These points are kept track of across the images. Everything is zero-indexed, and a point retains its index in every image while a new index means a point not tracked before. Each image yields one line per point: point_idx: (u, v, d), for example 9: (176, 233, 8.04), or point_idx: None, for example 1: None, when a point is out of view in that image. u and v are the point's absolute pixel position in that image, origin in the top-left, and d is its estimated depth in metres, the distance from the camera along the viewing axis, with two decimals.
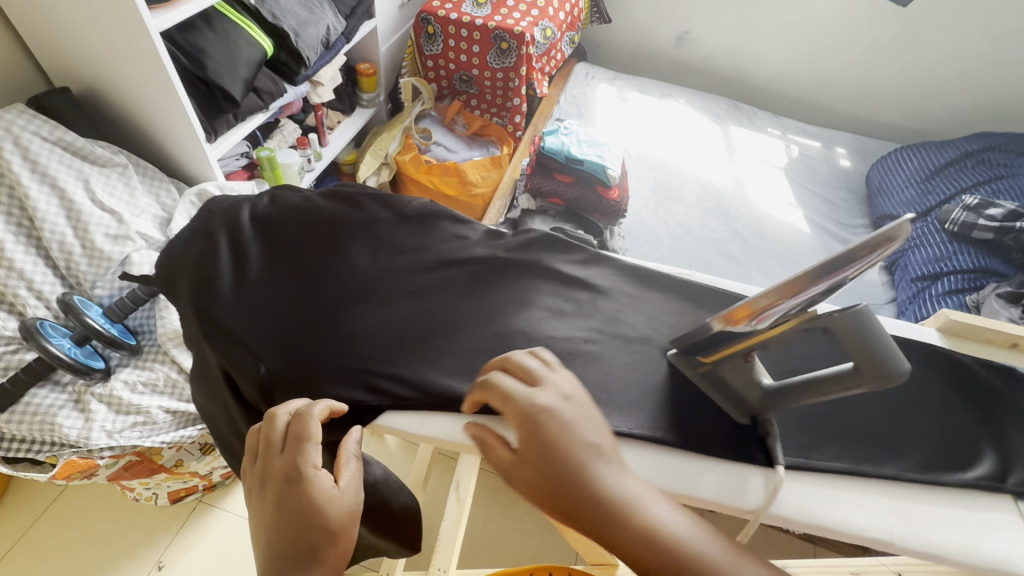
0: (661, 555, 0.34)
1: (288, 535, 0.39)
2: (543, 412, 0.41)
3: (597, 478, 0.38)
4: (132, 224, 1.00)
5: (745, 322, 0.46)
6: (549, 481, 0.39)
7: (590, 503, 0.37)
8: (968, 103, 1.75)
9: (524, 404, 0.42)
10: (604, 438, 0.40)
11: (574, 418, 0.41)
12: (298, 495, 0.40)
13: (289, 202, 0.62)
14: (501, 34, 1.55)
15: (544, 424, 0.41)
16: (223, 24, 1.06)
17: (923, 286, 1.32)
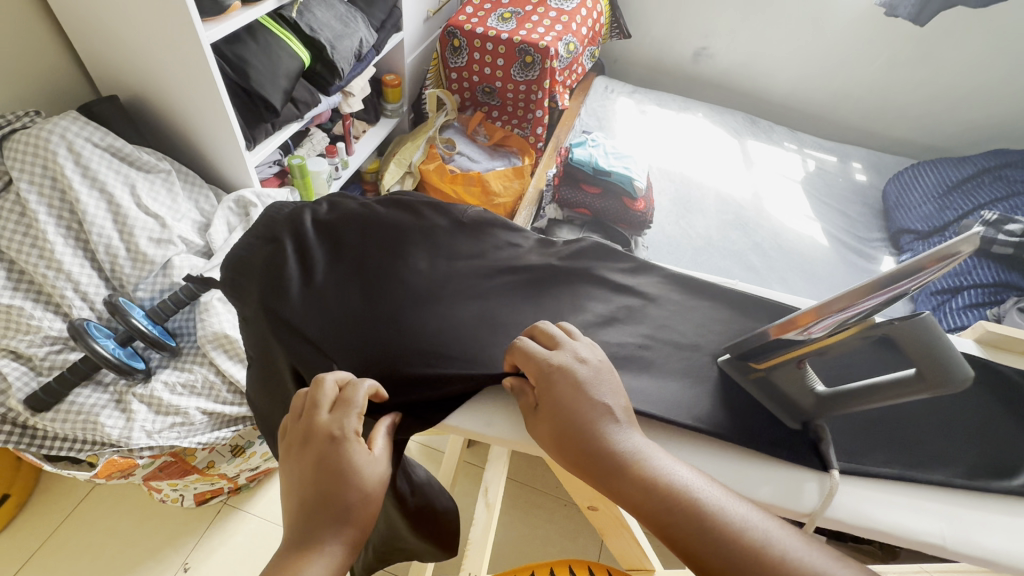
0: (657, 501, 0.41)
1: (323, 491, 0.41)
2: (559, 371, 0.47)
3: (606, 434, 0.44)
4: (174, 228, 1.04)
5: (802, 330, 0.47)
6: (563, 433, 0.45)
7: (597, 454, 0.44)
8: (982, 120, 1.78)
9: (542, 363, 0.48)
10: (615, 400, 0.46)
11: (587, 379, 0.47)
12: (336, 457, 0.42)
13: (349, 209, 0.64)
14: (525, 48, 1.59)
15: (559, 382, 0.47)
16: (265, 36, 1.09)
17: (943, 300, 1.33)
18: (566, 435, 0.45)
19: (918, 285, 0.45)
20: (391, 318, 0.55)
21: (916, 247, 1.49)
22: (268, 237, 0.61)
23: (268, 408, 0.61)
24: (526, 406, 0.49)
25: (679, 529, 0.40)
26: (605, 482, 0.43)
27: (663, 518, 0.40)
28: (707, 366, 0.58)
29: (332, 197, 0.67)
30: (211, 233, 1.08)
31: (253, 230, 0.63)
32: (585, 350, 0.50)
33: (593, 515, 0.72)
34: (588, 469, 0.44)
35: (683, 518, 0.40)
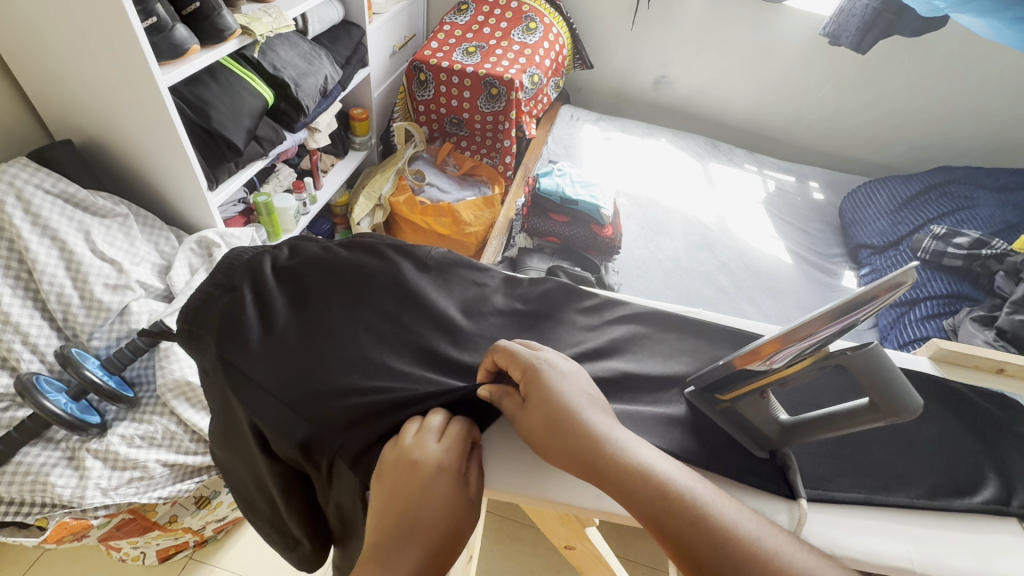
0: (643, 486, 0.40)
1: (424, 519, 0.42)
2: (543, 363, 0.49)
3: (592, 421, 0.45)
4: (132, 273, 1.00)
5: (766, 360, 0.47)
6: (552, 417, 0.45)
7: (583, 442, 0.43)
8: (925, 139, 1.89)
9: (529, 358, 0.49)
10: (596, 396, 0.48)
11: (568, 372, 0.49)
12: (445, 489, 0.44)
13: (310, 254, 0.63)
14: (491, 80, 1.62)
15: (544, 373, 0.48)
16: (227, 77, 1.10)
17: (901, 312, 1.38)
18: (556, 421, 0.45)
19: (869, 313, 0.47)
20: (357, 361, 0.54)
21: (874, 261, 1.56)
22: (226, 286, 0.59)
23: (235, 462, 0.59)
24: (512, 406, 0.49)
25: (666, 518, 0.39)
26: (590, 471, 0.42)
27: (655, 504, 0.39)
28: (676, 399, 0.58)
29: (293, 241, 0.66)
30: (172, 277, 1.06)
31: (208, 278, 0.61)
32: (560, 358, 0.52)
33: (572, 554, 0.70)
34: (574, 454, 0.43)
35: (677, 501, 0.39)
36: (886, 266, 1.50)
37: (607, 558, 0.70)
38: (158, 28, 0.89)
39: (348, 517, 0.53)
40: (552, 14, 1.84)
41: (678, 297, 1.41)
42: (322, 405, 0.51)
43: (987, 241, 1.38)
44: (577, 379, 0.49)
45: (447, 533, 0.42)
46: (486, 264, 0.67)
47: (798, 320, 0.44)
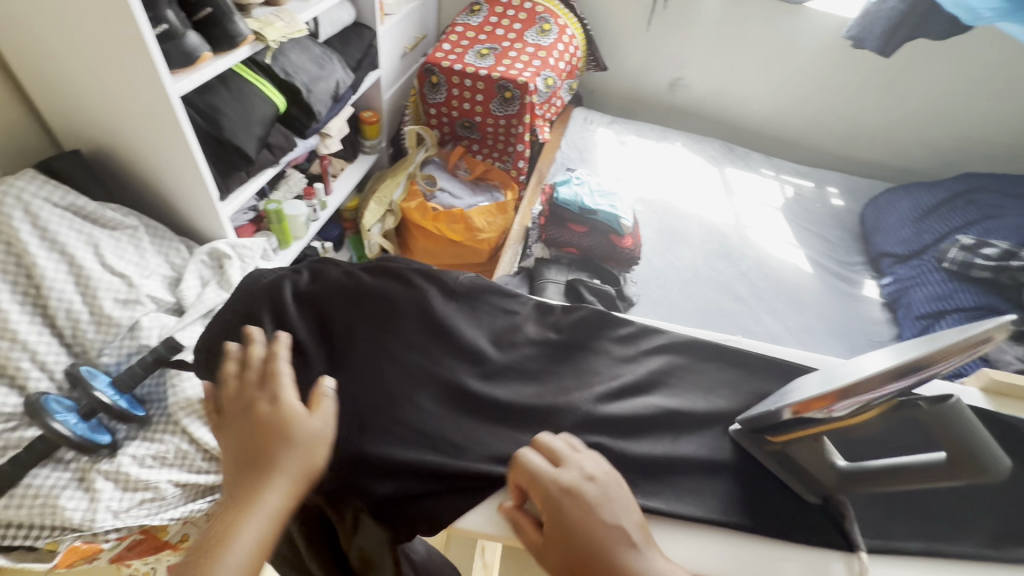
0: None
1: (255, 453, 0.44)
2: (565, 495, 0.43)
3: (621, 567, 0.40)
4: (142, 287, 0.98)
5: (826, 408, 0.44)
6: (578, 567, 0.40)
7: None
8: (948, 144, 1.84)
9: (550, 494, 0.43)
10: (630, 522, 0.42)
11: (596, 501, 0.43)
12: (281, 419, 0.46)
13: (332, 280, 0.59)
14: (505, 83, 1.60)
15: (565, 508, 0.42)
16: (238, 83, 1.06)
17: (928, 324, 1.36)
18: (582, 571, 0.40)
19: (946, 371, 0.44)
20: (385, 401, 0.51)
21: (897, 271, 1.53)
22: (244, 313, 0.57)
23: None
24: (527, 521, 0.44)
25: None
26: None
27: None
28: (722, 439, 0.54)
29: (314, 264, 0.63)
30: (182, 290, 1.03)
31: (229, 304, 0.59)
32: (590, 461, 0.46)
33: None
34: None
35: None
36: (911, 276, 1.48)
37: None
38: (171, 34, 0.86)
39: (373, 563, 0.50)
40: (566, 15, 1.80)
41: (697, 308, 1.38)
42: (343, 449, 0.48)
43: (1016, 253, 1.33)
44: (606, 505, 0.43)
45: (291, 457, 0.44)
46: (516, 291, 0.63)
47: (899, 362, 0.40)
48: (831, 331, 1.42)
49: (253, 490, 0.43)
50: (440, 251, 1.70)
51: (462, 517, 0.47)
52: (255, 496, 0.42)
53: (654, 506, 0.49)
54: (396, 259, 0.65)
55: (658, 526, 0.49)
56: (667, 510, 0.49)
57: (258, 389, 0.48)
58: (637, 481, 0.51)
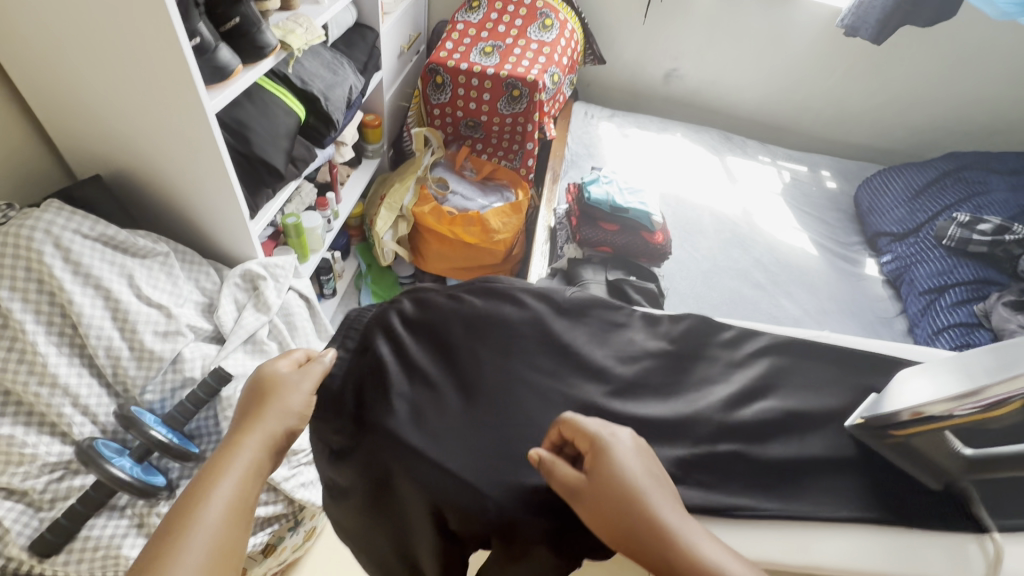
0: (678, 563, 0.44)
1: (247, 407, 0.57)
2: (612, 440, 0.48)
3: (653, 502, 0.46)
4: (180, 316, 0.93)
5: (948, 408, 0.49)
6: (619, 498, 0.46)
7: (646, 525, 0.45)
8: (927, 124, 1.95)
9: (599, 438, 0.48)
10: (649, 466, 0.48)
11: (634, 447, 0.48)
12: (266, 380, 0.58)
13: (441, 307, 0.58)
14: (513, 81, 1.56)
15: (613, 447, 0.48)
16: (262, 95, 1.01)
17: (931, 299, 1.44)
18: (622, 501, 0.45)
19: None
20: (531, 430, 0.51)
21: (895, 249, 1.61)
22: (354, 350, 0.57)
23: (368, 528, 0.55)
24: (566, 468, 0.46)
25: None
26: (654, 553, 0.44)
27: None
28: (842, 435, 0.57)
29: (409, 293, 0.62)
30: (220, 316, 0.99)
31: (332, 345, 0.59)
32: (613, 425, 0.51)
33: None
34: (609, 520, 0.45)
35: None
36: (911, 253, 1.55)
37: None
38: (202, 49, 0.80)
39: None
40: (565, 9, 1.78)
41: (721, 298, 1.42)
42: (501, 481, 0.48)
43: (1008, 227, 1.44)
44: (639, 451, 0.48)
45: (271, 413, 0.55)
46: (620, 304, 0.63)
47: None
48: (843, 311, 1.48)
49: (238, 437, 0.54)
50: (454, 255, 1.67)
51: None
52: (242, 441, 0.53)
53: (805, 512, 0.51)
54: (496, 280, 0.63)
55: (805, 528, 0.51)
56: (814, 515, 0.51)
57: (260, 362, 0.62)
58: (778, 483, 0.53)
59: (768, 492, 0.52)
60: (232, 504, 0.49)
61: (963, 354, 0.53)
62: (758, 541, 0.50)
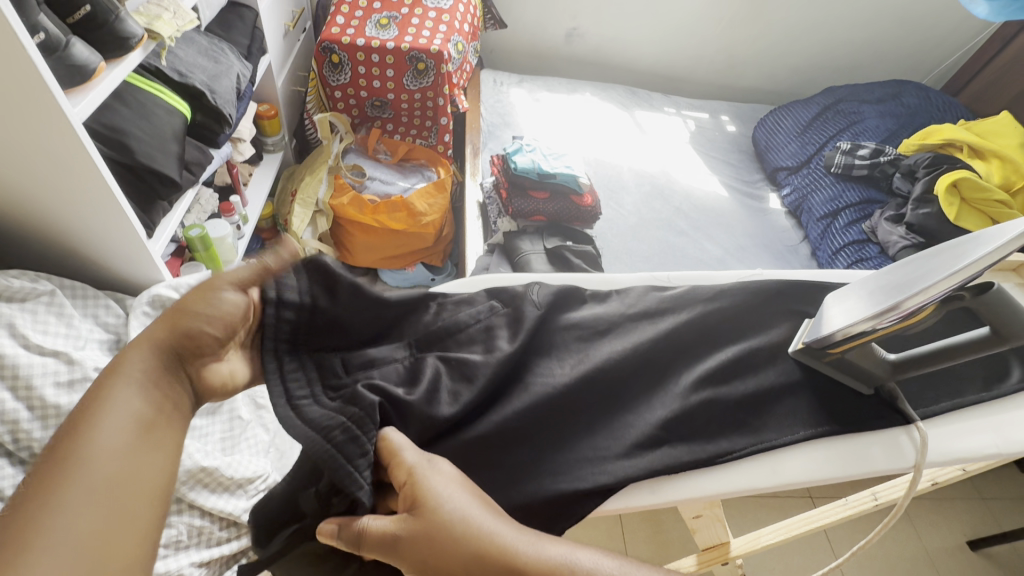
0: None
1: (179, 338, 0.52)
2: (411, 475, 0.48)
3: (465, 525, 0.45)
4: (84, 360, 0.81)
5: (878, 319, 0.53)
6: (426, 535, 0.44)
7: (460, 547, 0.44)
8: (802, 63, 2.14)
9: (400, 478, 0.48)
10: (451, 488, 0.47)
11: (435, 477, 0.48)
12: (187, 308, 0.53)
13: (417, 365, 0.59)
14: (416, 55, 1.47)
15: (416, 483, 0.47)
16: (135, 95, 0.89)
17: (828, 223, 1.59)
18: (430, 539, 0.44)
19: (989, 242, 0.50)
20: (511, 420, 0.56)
21: (793, 181, 1.75)
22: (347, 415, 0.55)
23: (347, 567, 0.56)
24: (377, 521, 0.47)
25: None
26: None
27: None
28: (788, 363, 0.62)
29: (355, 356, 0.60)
30: None
31: (343, 434, 0.51)
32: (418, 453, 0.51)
33: (690, 523, 0.78)
34: (419, 560, 0.44)
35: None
36: (806, 184, 1.70)
37: (719, 517, 0.77)
38: (50, 48, 0.68)
39: None
40: None
41: (652, 248, 1.48)
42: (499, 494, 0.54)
43: (881, 150, 1.63)
44: (439, 478, 0.48)
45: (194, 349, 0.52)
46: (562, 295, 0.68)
47: (935, 278, 0.49)
48: (757, 245, 1.60)
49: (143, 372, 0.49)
50: (383, 243, 1.59)
51: (630, 494, 0.57)
52: (96, 418, 0.45)
53: (768, 441, 0.58)
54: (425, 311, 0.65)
55: (766, 453, 0.58)
56: (774, 442, 0.58)
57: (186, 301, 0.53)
58: (742, 418, 0.59)
59: (733, 429, 0.59)
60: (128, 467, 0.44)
61: (886, 272, 0.59)
62: (730, 476, 0.57)
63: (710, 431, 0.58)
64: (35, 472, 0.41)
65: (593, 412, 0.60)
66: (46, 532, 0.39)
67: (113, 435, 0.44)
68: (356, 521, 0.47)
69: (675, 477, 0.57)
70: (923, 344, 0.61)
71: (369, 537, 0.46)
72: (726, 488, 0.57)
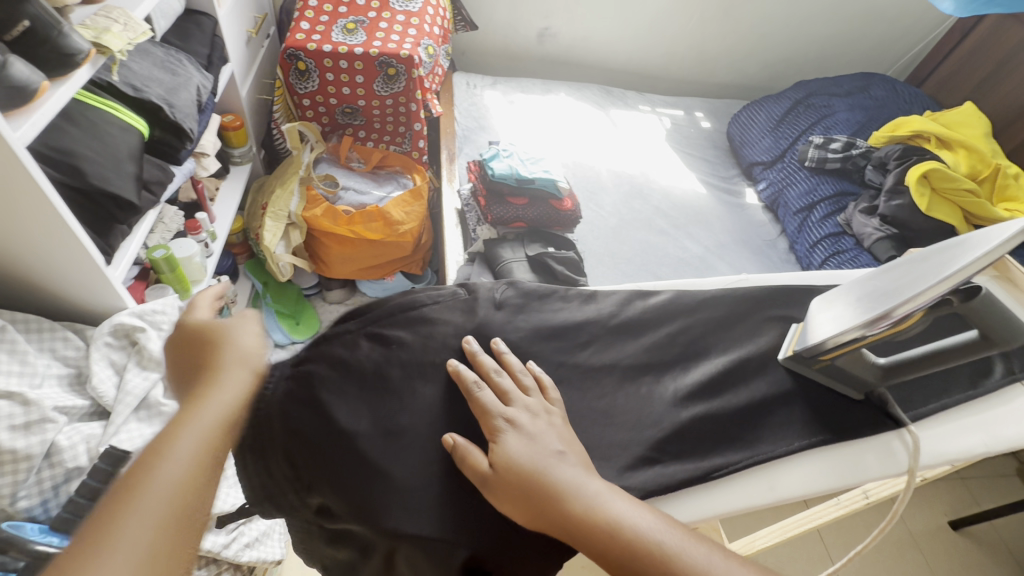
0: (579, 529, 0.46)
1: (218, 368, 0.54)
2: (508, 422, 0.52)
3: (557, 479, 0.48)
4: (42, 400, 0.76)
5: (874, 326, 0.52)
6: (518, 468, 0.49)
7: (549, 499, 0.47)
8: (772, 57, 2.16)
9: (496, 418, 0.53)
10: (544, 445, 0.51)
11: (533, 430, 0.52)
12: (214, 344, 0.57)
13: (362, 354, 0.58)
14: (386, 60, 1.42)
15: (508, 432, 0.52)
16: (85, 114, 0.83)
17: (805, 217, 1.61)
18: (520, 477, 0.48)
19: (981, 245, 0.49)
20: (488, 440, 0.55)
21: (768, 175, 1.76)
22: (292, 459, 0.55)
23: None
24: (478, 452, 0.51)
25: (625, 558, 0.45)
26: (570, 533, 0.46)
27: (608, 551, 0.45)
28: (779, 372, 0.61)
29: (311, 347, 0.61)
30: (96, 386, 0.83)
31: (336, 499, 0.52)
32: (521, 411, 0.54)
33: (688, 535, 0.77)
34: (512, 493, 0.48)
35: (623, 549, 0.45)
36: (781, 178, 1.71)
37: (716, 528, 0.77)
38: None
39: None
40: None
41: (634, 249, 1.48)
42: (463, 544, 0.50)
43: (853, 143, 1.66)
44: (542, 439, 0.51)
45: (227, 366, 0.55)
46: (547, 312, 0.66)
47: (928, 286, 0.49)
48: (737, 241, 1.61)
49: (196, 392, 0.52)
50: (360, 254, 1.55)
51: None
52: (182, 424, 0.49)
53: (762, 454, 0.57)
54: (390, 299, 0.63)
55: (761, 466, 0.57)
56: (770, 454, 0.57)
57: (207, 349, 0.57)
58: (736, 432, 0.58)
59: (728, 443, 0.57)
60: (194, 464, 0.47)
61: (874, 275, 0.58)
62: (728, 494, 0.56)
63: (707, 447, 0.57)
64: (125, 476, 0.45)
65: (585, 433, 0.58)
66: (140, 504, 0.43)
67: (200, 431, 0.49)
68: (456, 446, 0.52)
69: (671, 497, 0.56)
70: (912, 348, 0.60)
71: (470, 461, 0.51)
72: (725, 508, 0.55)
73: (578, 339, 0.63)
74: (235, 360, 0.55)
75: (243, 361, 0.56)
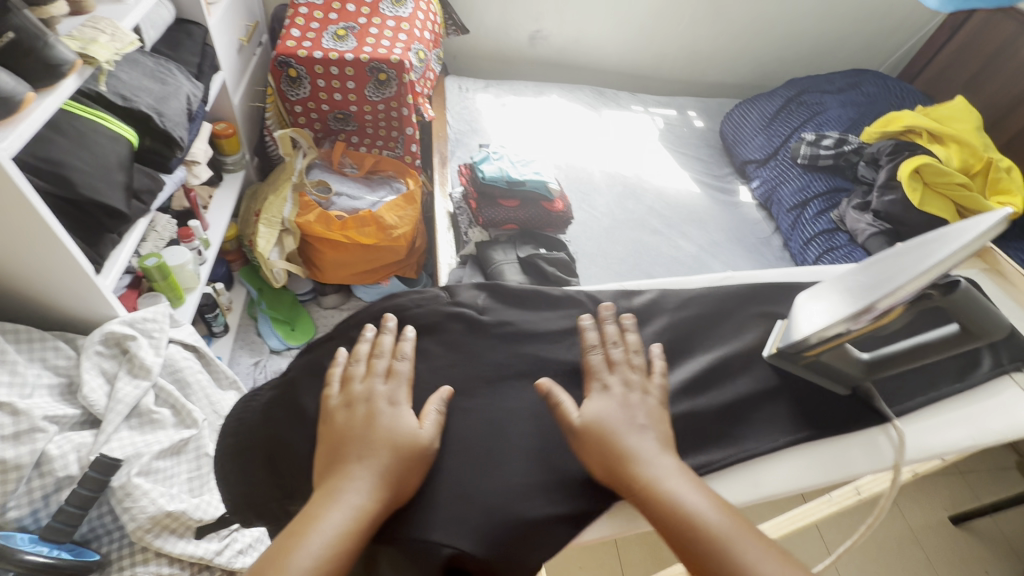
0: (660, 510, 0.46)
1: (362, 439, 0.49)
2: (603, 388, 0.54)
3: (635, 444, 0.49)
4: (31, 409, 0.76)
5: (856, 322, 0.52)
6: (602, 428, 0.50)
7: (620, 457, 0.49)
8: (764, 56, 2.17)
9: (597, 381, 0.55)
10: (635, 413, 0.52)
11: (626, 398, 0.53)
12: (370, 416, 0.51)
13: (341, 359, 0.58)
14: (376, 65, 1.43)
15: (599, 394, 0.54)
16: (73, 124, 0.84)
17: (798, 214, 1.61)
18: (603, 434, 0.50)
19: (960, 237, 0.49)
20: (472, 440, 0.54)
21: (762, 173, 1.76)
22: (276, 463, 0.54)
23: None
24: (569, 403, 0.54)
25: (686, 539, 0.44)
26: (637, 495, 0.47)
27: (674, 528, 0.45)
28: (763, 369, 0.61)
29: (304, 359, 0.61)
30: (87, 395, 0.83)
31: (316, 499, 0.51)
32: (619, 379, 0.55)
33: None
34: (595, 446, 0.50)
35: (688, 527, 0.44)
36: (774, 176, 1.71)
37: None
38: None
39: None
40: None
41: (627, 249, 1.48)
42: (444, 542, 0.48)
43: (845, 139, 1.66)
44: (635, 407, 0.52)
45: (381, 445, 0.49)
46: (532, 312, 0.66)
47: (906, 279, 0.49)
48: (731, 239, 1.61)
49: (347, 468, 0.48)
50: (354, 259, 1.55)
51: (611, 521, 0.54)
52: (327, 500, 0.45)
53: (748, 450, 0.56)
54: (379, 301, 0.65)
55: (747, 463, 0.56)
56: (754, 452, 0.56)
57: (354, 412, 0.52)
58: (721, 430, 0.58)
59: (714, 442, 0.57)
60: (328, 555, 0.42)
61: (861, 269, 0.58)
62: (715, 491, 0.55)
63: (693, 446, 0.57)
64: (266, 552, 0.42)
65: None
66: None
67: (339, 516, 0.44)
68: (552, 393, 0.54)
69: None
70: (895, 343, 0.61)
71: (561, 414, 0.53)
72: None
73: (562, 339, 0.63)
74: (397, 438, 0.49)
75: (404, 440, 0.49)
